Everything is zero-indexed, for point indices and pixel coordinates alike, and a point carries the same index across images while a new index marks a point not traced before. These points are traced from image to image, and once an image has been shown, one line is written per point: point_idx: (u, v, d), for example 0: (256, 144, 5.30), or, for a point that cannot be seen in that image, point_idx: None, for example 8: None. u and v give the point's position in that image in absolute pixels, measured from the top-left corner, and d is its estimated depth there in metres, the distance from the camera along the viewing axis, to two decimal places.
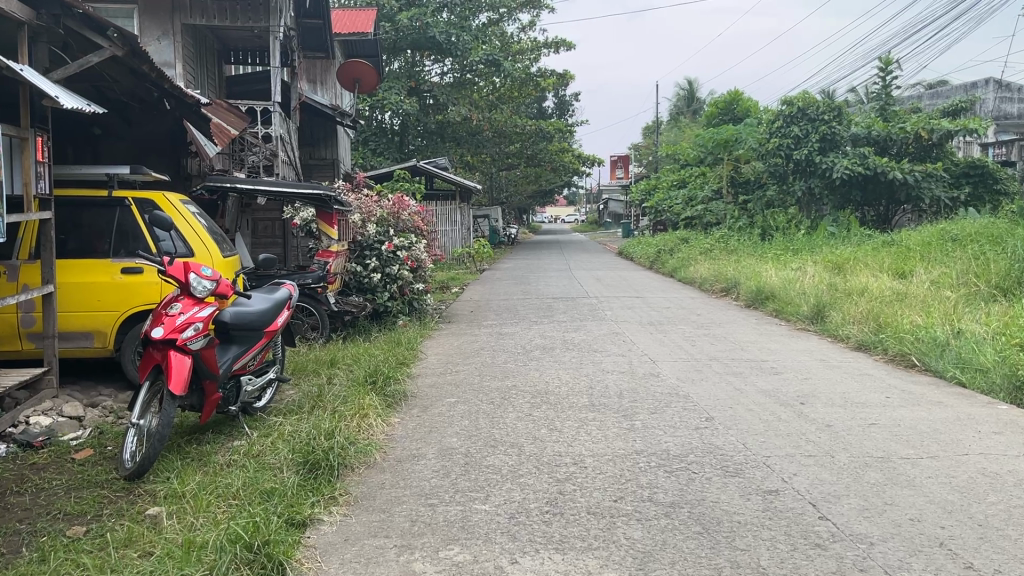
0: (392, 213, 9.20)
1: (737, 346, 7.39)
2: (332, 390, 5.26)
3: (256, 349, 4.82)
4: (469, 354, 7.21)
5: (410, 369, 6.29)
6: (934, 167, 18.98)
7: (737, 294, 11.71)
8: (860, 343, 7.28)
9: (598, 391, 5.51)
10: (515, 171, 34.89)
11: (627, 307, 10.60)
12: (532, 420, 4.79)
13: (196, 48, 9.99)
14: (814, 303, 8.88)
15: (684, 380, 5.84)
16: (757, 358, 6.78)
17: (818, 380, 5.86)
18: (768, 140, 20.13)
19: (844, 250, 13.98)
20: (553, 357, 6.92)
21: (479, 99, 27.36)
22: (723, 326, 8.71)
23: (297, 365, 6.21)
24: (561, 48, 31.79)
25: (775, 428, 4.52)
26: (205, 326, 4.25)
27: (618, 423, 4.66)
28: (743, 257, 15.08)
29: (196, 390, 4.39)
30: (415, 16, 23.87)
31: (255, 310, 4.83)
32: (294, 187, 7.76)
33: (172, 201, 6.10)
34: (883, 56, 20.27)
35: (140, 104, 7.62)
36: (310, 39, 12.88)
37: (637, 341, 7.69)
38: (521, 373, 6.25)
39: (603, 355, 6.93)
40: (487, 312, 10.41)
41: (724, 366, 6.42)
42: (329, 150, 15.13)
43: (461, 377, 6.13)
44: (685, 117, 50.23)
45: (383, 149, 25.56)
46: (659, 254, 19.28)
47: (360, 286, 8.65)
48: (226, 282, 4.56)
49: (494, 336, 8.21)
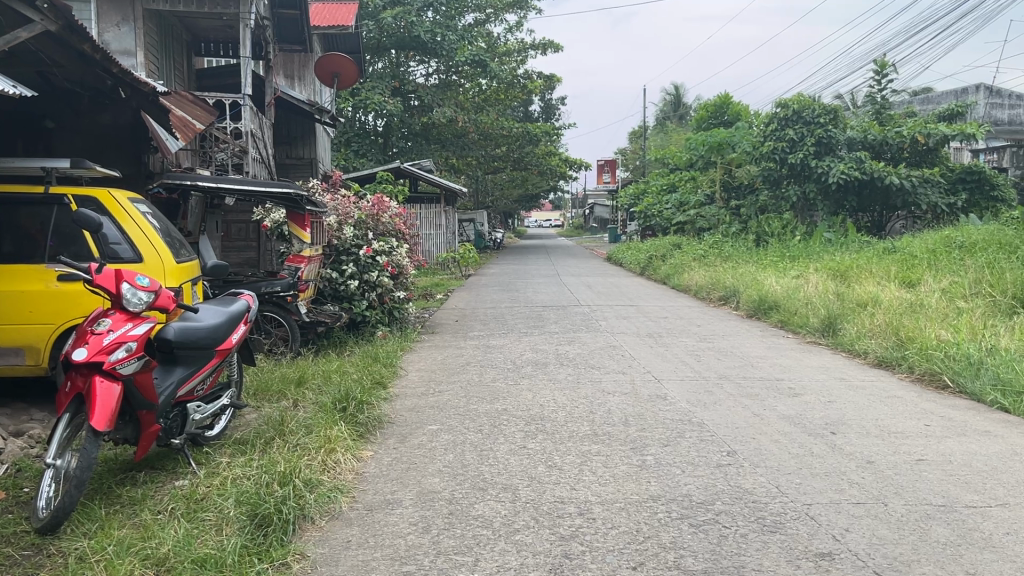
0: (372, 214, 8.52)
1: (746, 363, 6.77)
2: (297, 416, 4.59)
3: (204, 371, 4.15)
4: (455, 370, 6.54)
5: (388, 389, 5.62)
6: (930, 172, 18.50)
7: (737, 304, 11.10)
8: (881, 360, 6.67)
9: (600, 417, 4.86)
10: (501, 174, 34.25)
11: (622, 317, 9.98)
12: (527, 454, 4.13)
13: (160, 36, 9.28)
14: (823, 316, 8.28)
15: (695, 404, 5.21)
16: (770, 377, 6.15)
17: (843, 404, 5.24)
18: (762, 143, 19.59)
19: (845, 258, 13.41)
20: (547, 374, 6.27)
21: (465, 101, 26.68)
22: (727, 338, 8.10)
23: (261, 386, 5.55)
24: (548, 49, 31.28)
25: (809, 466, 3.89)
26: (140, 346, 3.58)
27: (627, 459, 4.02)
28: (740, 264, 14.48)
29: (129, 421, 3.71)
30: (399, 15, 23.20)
31: (205, 325, 4.15)
32: (261, 185, 7.06)
33: (118, 199, 5.38)
34: (878, 59, 19.77)
35: (92, 92, 6.93)
36: (286, 31, 12.18)
37: (637, 355, 7.05)
38: (512, 394, 5.60)
39: (602, 372, 6.28)
40: (474, 321, 9.75)
41: (737, 386, 5.80)
42: (307, 149, 14.44)
43: (444, 399, 5.46)
44: (670, 122, 49.88)
45: (366, 150, 24.48)
46: (651, 260, 18.65)
47: (335, 294, 7.99)
48: (167, 293, 3.88)
49: (481, 349, 7.56)
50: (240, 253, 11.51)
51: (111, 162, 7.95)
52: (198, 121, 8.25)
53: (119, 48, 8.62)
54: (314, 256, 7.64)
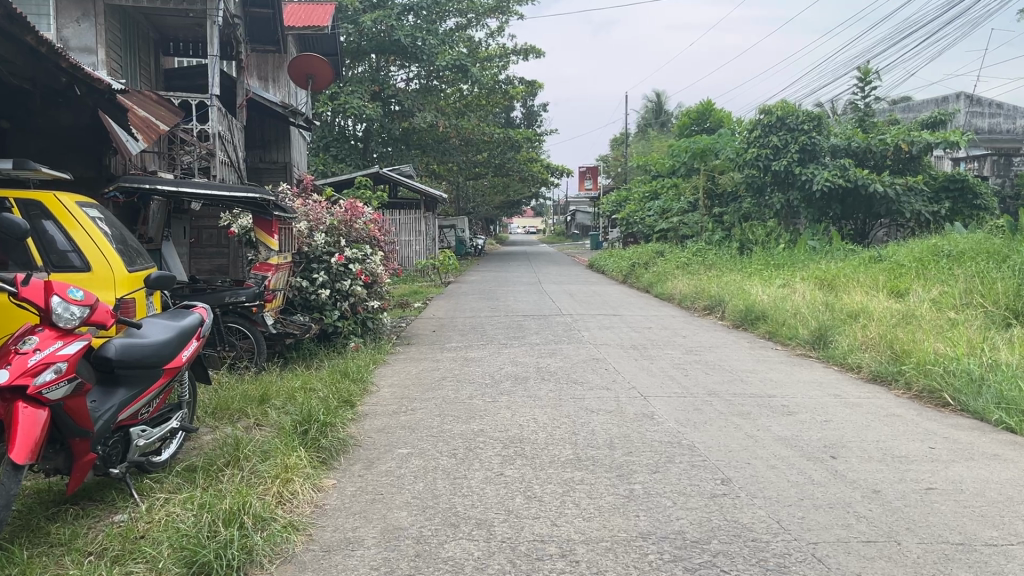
0: (345, 220, 8.15)
1: (736, 378, 6.46)
2: (255, 439, 4.22)
3: (150, 393, 3.76)
4: (430, 386, 6.19)
5: (357, 407, 5.26)
6: (913, 181, 18.38)
7: (723, 314, 10.82)
8: (876, 375, 6.39)
9: (584, 439, 4.53)
10: (482, 181, 33.96)
11: (605, 327, 9.66)
12: (504, 483, 3.78)
13: (124, 34, 8.88)
14: (814, 327, 8.00)
15: (684, 424, 4.89)
16: (762, 393, 5.85)
17: (841, 424, 4.94)
18: (746, 149, 19.41)
19: (832, 266, 13.20)
20: (526, 390, 5.93)
21: (446, 106, 26.35)
22: (714, 351, 7.80)
23: (221, 405, 5.18)
24: (529, 54, 31.03)
25: (811, 496, 3.57)
26: (70, 367, 3.21)
27: (613, 489, 3.68)
28: (726, 272, 14.22)
29: (60, 450, 3.33)
30: (379, 19, 22.84)
31: (151, 342, 3.77)
32: (226, 190, 6.68)
33: (66, 203, 4.98)
34: (861, 66, 19.66)
35: (45, 90, 6.50)
36: (259, 31, 11.80)
37: (622, 370, 6.73)
38: (490, 412, 5.26)
39: (584, 389, 5.95)
40: (451, 332, 9.39)
41: (727, 404, 5.49)
42: (281, 153, 14.03)
43: (417, 418, 5.10)
44: (651, 129, 49.85)
45: (345, 155, 24.00)
46: (633, 268, 18.36)
47: (305, 303, 7.62)
48: (105, 307, 3.50)
49: (459, 363, 7.21)
50: (211, 260, 11.13)
51: (74, 165, 7.61)
52: (161, 122, 7.85)
53: (78, 45, 8.20)
54: (283, 263, 7.27)
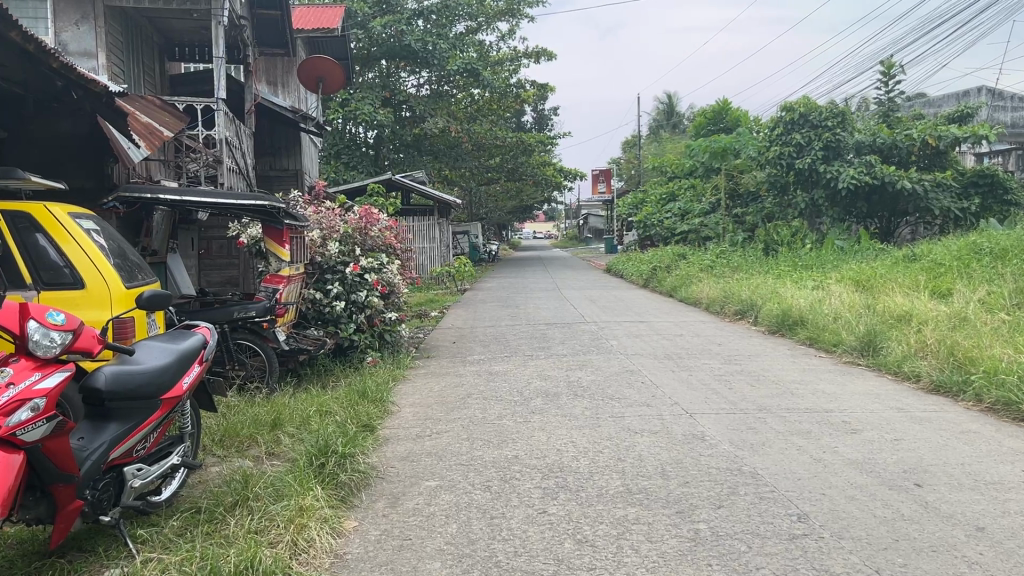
0: (359, 227, 7.71)
1: (784, 391, 5.96)
2: (265, 474, 3.77)
3: (147, 427, 3.33)
4: (455, 404, 5.73)
5: (378, 431, 4.82)
6: (941, 176, 17.80)
7: (755, 319, 10.31)
8: (937, 386, 5.89)
9: (632, 467, 4.06)
10: (495, 186, 33.55)
11: (634, 335, 9.18)
12: (549, 524, 3.32)
13: (125, 37, 8.49)
14: (861, 332, 7.49)
15: (740, 447, 4.41)
16: (816, 408, 5.35)
17: (915, 444, 4.44)
18: (768, 148, 18.91)
19: (865, 267, 12.66)
20: (560, 408, 5.45)
21: (458, 111, 25.96)
22: (755, 360, 7.29)
23: (230, 432, 4.76)
24: (541, 57, 30.64)
25: (908, 537, 3.09)
26: (49, 403, 2.78)
27: (675, 530, 3.21)
28: (753, 274, 13.71)
29: (42, 498, 2.90)
30: (389, 24, 22.50)
31: (145, 369, 3.33)
32: (233, 198, 6.24)
33: (57, 214, 4.50)
34: (885, 60, 19.12)
35: (39, 94, 6.09)
36: (267, 33, 11.43)
37: (660, 383, 6.26)
38: (523, 434, 4.80)
39: (623, 406, 5.48)
40: (472, 343, 8.94)
41: (783, 420, 5.01)
42: (292, 160, 13.65)
43: (444, 443, 4.64)
44: (664, 132, 49.33)
45: (357, 162, 23.69)
46: (654, 271, 17.86)
47: (320, 316, 7.20)
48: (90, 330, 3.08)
49: (484, 377, 6.74)
50: (221, 271, 10.73)
51: (71, 177, 7.13)
52: (165, 128, 7.42)
53: (78, 49, 7.82)
54: (295, 275, 6.82)
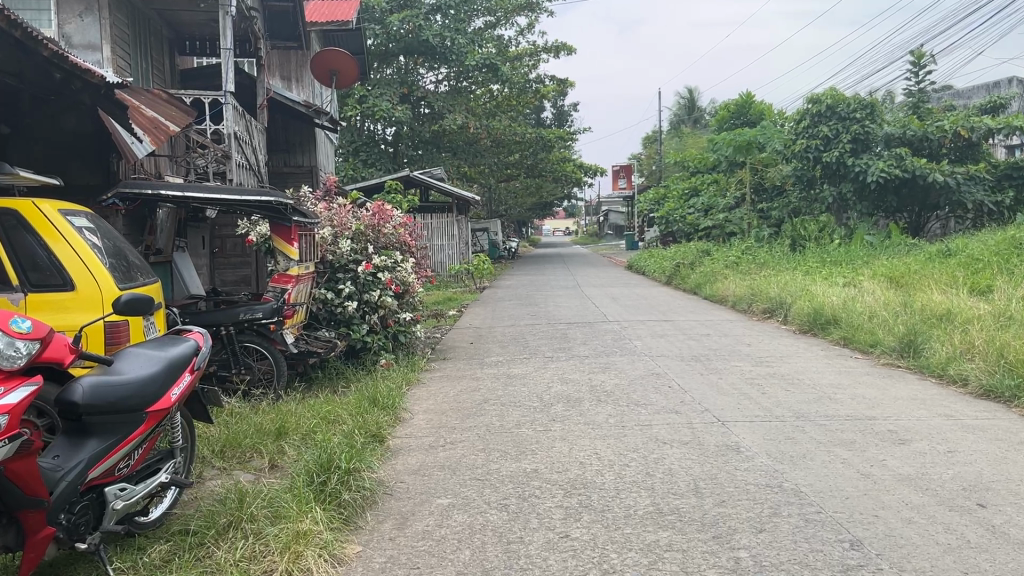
0: (372, 225, 7.42)
1: (822, 396, 5.59)
2: (262, 490, 3.47)
3: (131, 443, 3.04)
4: (471, 411, 5.41)
5: (387, 441, 4.52)
6: (974, 169, 17.25)
7: (785, 318, 9.90)
8: (987, 391, 5.50)
9: (663, 483, 3.73)
10: (514, 183, 33.22)
11: (659, 335, 8.83)
12: (571, 551, 2.99)
13: (131, 28, 8.25)
14: (901, 333, 7.09)
15: (779, 460, 4.06)
16: (857, 416, 4.98)
17: (971, 457, 4.06)
18: (794, 141, 18.43)
19: (898, 263, 12.20)
20: (583, 416, 5.11)
21: (476, 107, 25.65)
22: (788, 362, 6.92)
23: (232, 442, 4.48)
24: (560, 52, 30.25)
25: (979, 569, 2.74)
26: (13, 422, 2.48)
27: (713, 559, 2.87)
28: (780, 271, 13.29)
29: (9, 524, 2.63)
30: (407, 19, 22.19)
31: (128, 381, 3.03)
32: (239, 194, 5.96)
33: (46, 211, 4.19)
34: (915, 50, 18.59)
35: (38, 89, 5.85)
36: (280, 26, 11.17)
37: (689, 387, 5.91)
38: (543, 445, 4.48)
39: (650, 413, 5.14)
40: (490, 343, 8.62)
41: (823, 429, 4.66)
42: (306, 156, 13.40)
43: (458, 455, 4.32)
44: (685, 127, 48.76)
45: (375, 160, 23.41)
46: (677, 268, 17.44)
47: (331, 317, 6.90)
48: (58, 343, 2.80)
49: (502, 381, 6.42)
50: (235, 271, 10.52)
51: (78, 173, 6.99)
52: (172, 122, 7.14)
53: (82, 41, 7.57)
54: (305, 275, 6.53)
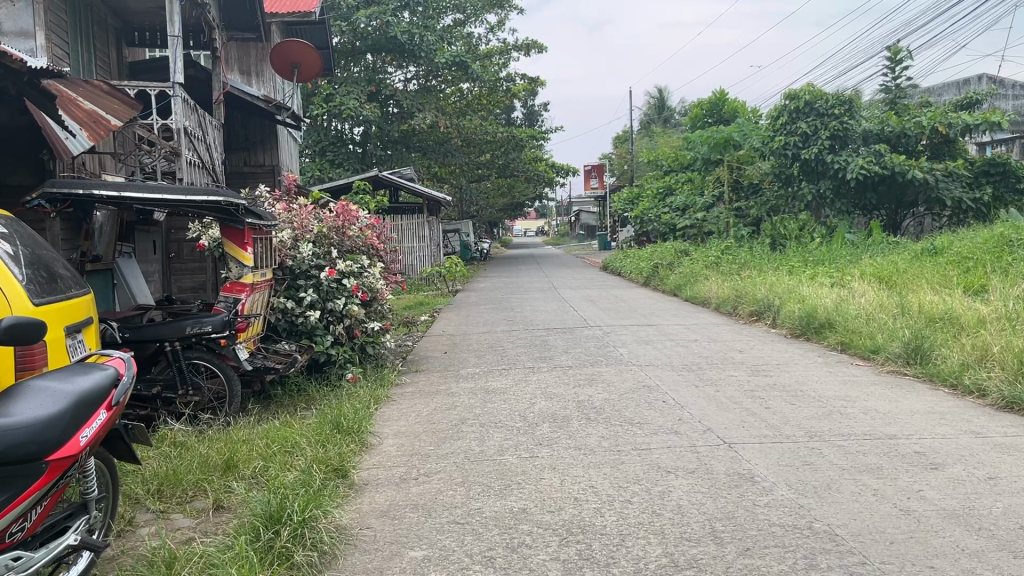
0: (335, 227, 6.85)
1: (832, 411, 5.09)
2: (197, 550, 2.89)
3: (26, 500, 2.45)
4: (446, 434, 4.84)
5: (352, 474, 3.96)
6: (952, 165, 16.99)
7: (775, 321, 9.46)
8: (1010, 402, 5.05)
9: (674, 526, 3.20)
10: (486, 183, 32.66)
11: (644, 341, 8.33)
12: None
13: (68, 15, 7.56)
14: (905, 338, 6.62)
15: (802, 493, 3.54)
16: (875, 434, 4.49)
17: (1017, 486, 3.57)
18: (772, 138, 18.04)
19: (887, 262, 11.82)
20: (572, 439, 4.57)
21: (447, 106, 25.02)
22: (788, 372, 6.43)
23: (172, 477, 3.88)
24: (532, 49, 29.70)
25: None
26: None
27: None
28: (764, 271, 12.88)
29: None
30: (374, 16, 21.54)
31: (19, 422, 2.43)
32: (183, 194, 5.27)
33: None
34: (892, 45, 18.34)
35: None
36: (237, 16, 10.51)
37: (685, 403, 5.39)
38: (530, 476, 3.94)
39: (646, 434, 4.62)
40: (466, 353, 8.06)
41: (843, 451, 4.17)
42: (268, 154, 12.74)
43: (434, 491, 3.75)
44: (656, 126, 48.50)
45: (342, 160, 22.72)
46: (656, 269, 16.96)
47: (292, 328, 6.31)
48: None
49: (480, 397, 5.86)
50: (193, 276, 9.91)
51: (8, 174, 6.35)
52: (113, 116, 6.42)
53: (13, 28, 6.84)
54: (261, 282, 5.89)
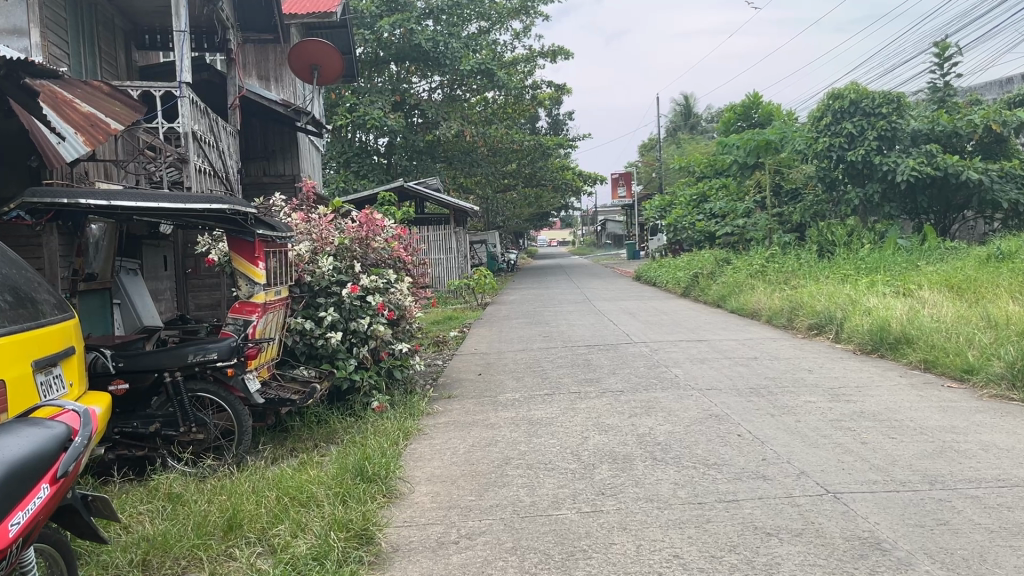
0: (358, 238, 6.19)
1: (943, 447, 4.30)
2: None
3: None
4: (490, 479, 4.11)
5: (381, 536, 3.27)
6: (1008, 165, 16.06)
7: (839, 334, 8.65)
8: None
9: None
10: (513, 193, 32.00)
11: (698, 360, 7.55)
12: None
13: (66, 11, 6.96)
14: (1008, 356, 5.80)
15: (953, 568, 2.76)
16: (1011, 480, 3.70)
17: None
18: (815, 139, 17.16)
19: (952, 268, 10.93)
20: (641, 487, 3.82)
21: (472, 115, 24.38)
22: (873, 397, 5.62)
23: (162, 544, 3.19)
24: (558, 56, 29.06)
25: None
26: None
27: None
28: (817, 280, 12.03)
29: None
30: (397, 24, 20.96)
31: None
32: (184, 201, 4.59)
33: None
34: (939, 42, 17.46)
35: None
36: (254, 17, 9.93)
37: (767, 437, 4.62)
38: (597, 540, 3.19)
39: (728, 480, 3.86)
40: (503, 375, 7.31)
41: (982, 504, 3.38)
42: (288, 164, 12.18)
43: (480, 561, 3.03)
44: (683, 133, 47.64)
45: (367, 171, 22.12)
46: (695, 278, 16.15)
47: (311, 352, 5.65)
48: None
49: (524, 430, 5.12)
50: (210, 292, 9.36)
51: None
52: (113, 118, 5.78)
53: (5, 25, 6.29)
54: (275, 301, 5.18)
